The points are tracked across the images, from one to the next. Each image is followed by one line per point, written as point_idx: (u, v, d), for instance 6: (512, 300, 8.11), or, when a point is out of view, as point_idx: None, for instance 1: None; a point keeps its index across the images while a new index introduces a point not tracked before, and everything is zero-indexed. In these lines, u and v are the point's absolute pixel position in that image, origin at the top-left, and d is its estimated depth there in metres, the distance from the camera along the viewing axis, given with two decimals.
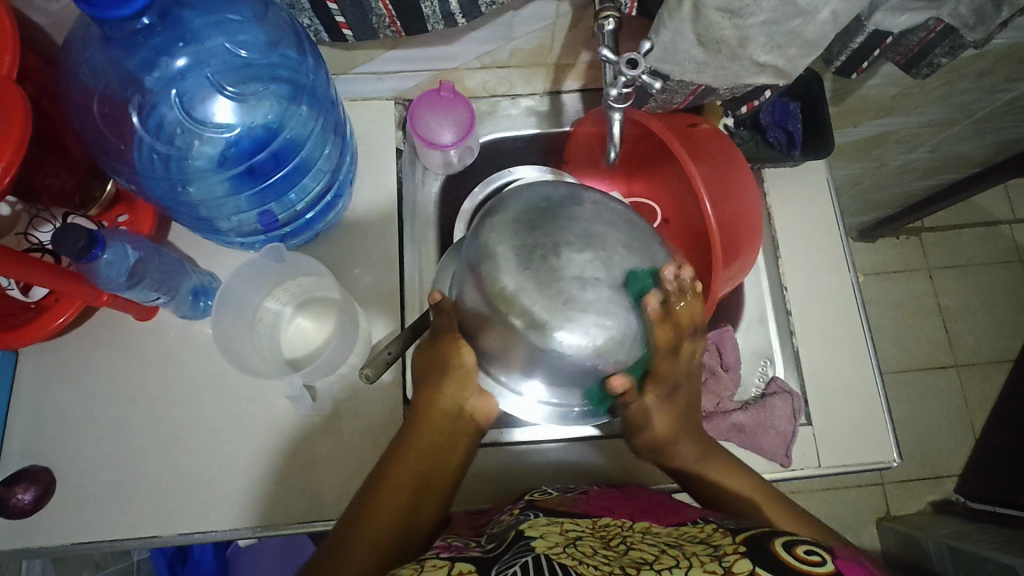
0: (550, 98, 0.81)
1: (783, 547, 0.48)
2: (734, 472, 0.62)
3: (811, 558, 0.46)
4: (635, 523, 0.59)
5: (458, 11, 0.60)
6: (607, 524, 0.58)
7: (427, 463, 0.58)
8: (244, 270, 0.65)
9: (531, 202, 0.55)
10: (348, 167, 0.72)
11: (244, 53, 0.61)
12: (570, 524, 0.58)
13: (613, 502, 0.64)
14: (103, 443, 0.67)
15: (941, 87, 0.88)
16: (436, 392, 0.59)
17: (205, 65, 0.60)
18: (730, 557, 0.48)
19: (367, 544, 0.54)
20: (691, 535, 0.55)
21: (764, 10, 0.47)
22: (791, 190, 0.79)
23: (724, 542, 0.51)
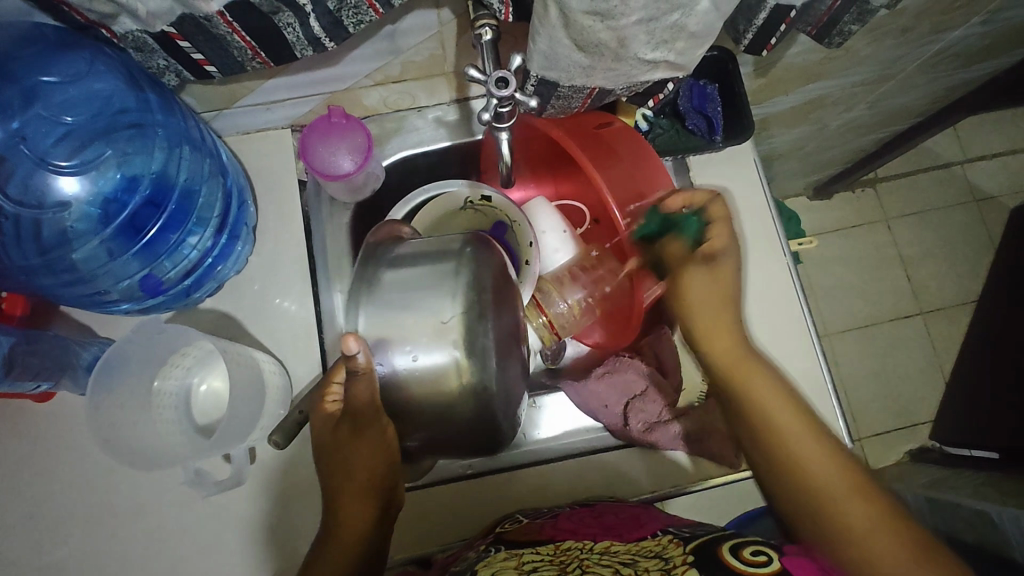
0: (458, 106, 0.74)
1: (730, 551, 0.48)
2: (796, 402, 0.57)
3: (757, 560, 0.47)
4: (595, 543, 0.55)
5: (324, 35, 0.55)
6: (568, 549, 0.54)
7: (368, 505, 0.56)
8: (120, 354, 0.59)
9: (384, 282, 0.45)
10: (241, 207, 0.66)
11: (69, 118, 0.56)
12: (528, 554, 0.54)
13: (579, 524, 0.59)
14: (17, 540, 0.63)
15: (867, 47, 0.85)
16: (353, 475, 0.55)
17: (26, 138, 0.55)
18: (678, 569, 0.47)
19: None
20: (647, 548, 0.53)
21: (636, 8, 0.43)
22: (721, 176, 0.75)
23: (674, 553, 0.50)
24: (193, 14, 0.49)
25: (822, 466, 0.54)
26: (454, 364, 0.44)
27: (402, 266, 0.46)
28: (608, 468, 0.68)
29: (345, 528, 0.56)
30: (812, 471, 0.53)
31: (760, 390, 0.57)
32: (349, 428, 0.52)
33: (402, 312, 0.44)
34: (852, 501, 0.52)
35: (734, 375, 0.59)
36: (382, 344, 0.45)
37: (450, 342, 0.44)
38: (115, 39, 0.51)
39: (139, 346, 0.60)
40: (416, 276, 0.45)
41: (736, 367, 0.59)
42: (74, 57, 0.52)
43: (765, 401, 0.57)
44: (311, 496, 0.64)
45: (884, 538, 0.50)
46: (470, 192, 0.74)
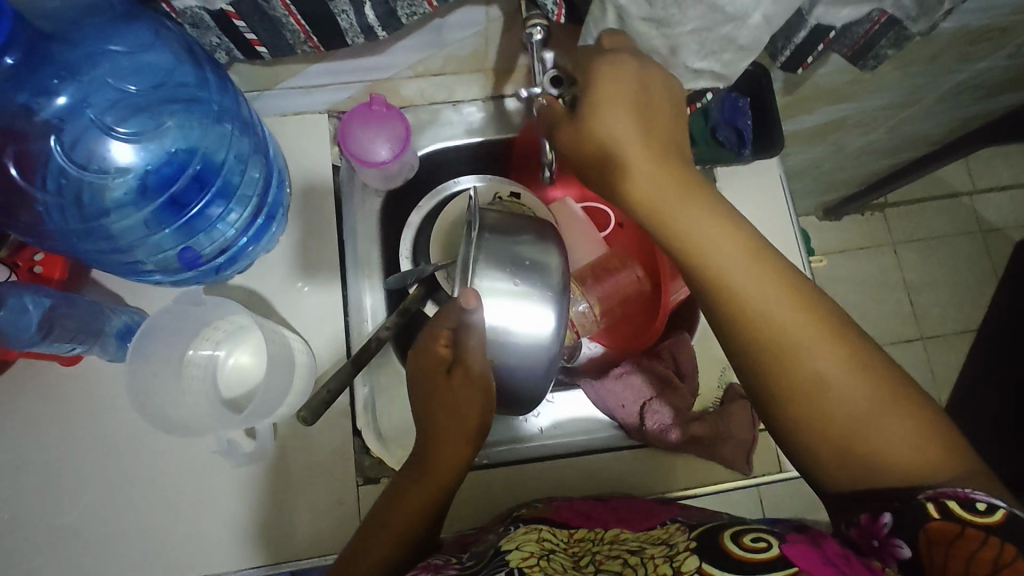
0: (492, 103, 0.75)
1: (732, 536, 0.47)
2: (768, 264, 0.47)
3: (757, 545, 0.45)
4: (606, 532, 0.56)
5: (377, 24, 0.56)
6: (581, 538, 0.55)
7: (461, 455, 0.57)
8: (156, 325, 0.60)
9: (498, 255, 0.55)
10: (279, 187, 0.67)
11: (132, 87, 0.56)
12: (547, 533, 0.55)
13: (591, 510, 0.60)
14: (36, 496, 0.64)
15: (893, 72, 0.86)
16: (446, 436, 0.57)
17: (88, 103, 0.55)
18: (681, 556, 0.47)
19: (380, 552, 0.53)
20: (654, 536, 0.53)
21: (691, 18, 0.45)
22: (747, 190, 0.77)
23: (678, 539, 0.50)
24: None
25: (822, 355, 0.45)
26: (542, 335, 0.55)
27: (501, 239, 0.56)
28: (623, 468, 0.69)
29: (428, 476, 0.56)
30: (797, 348, 0.45)
31: (692, 227, 0.47)
32: (460, 371, 0.55)
33: (508, 272, 0.55)
34: (847, 405, 0.44)
35: (662, 214, 0.48)
36: (493, 294, 0.54)
37: (541, 315, 0.54)
38: (174, 13, 0.51)
39: (172, 320, 0.61)
40: (519, 249, 0.56)
41: (659, 208, 0.48)
42: (141, 27, 0.52)
43: (726, 249, 0.47)
44: (330, 472, 0.65)
45: (855, 411, 0.44)
46: (501, 188, 0.76)
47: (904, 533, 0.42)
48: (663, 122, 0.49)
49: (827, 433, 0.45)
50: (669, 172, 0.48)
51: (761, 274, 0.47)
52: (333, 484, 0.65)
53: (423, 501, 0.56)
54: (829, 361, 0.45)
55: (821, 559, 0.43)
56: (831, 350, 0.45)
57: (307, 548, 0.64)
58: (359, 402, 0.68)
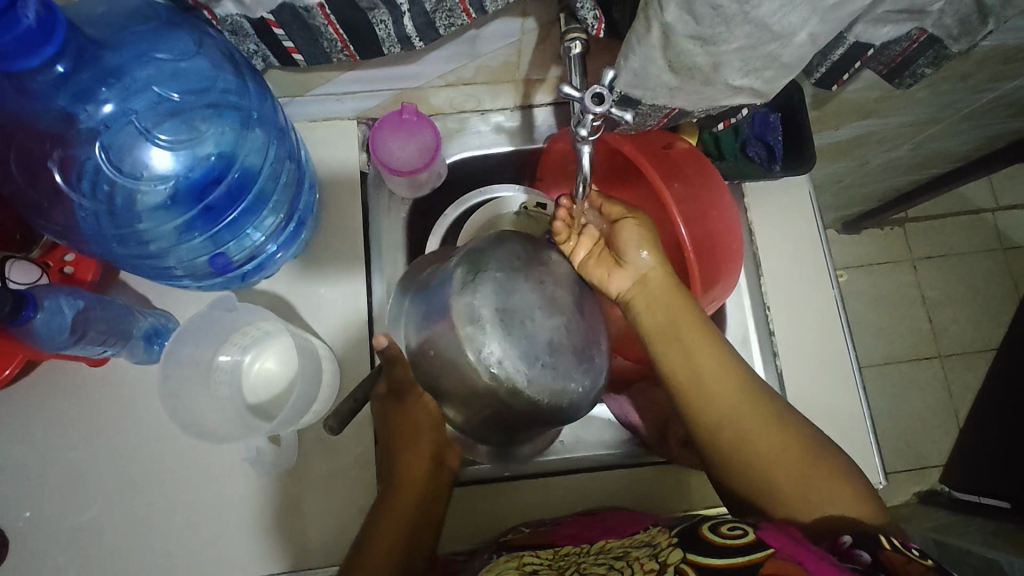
0: (520, 113, 0.76)
1: (708, 529, 0.48)
2: (747, 383, 0.58)
3: (733, 533, 0.46)
4: (592, 545, 0.55)
5: (414, 34, 0.56)
6: (567, 554, 0.54)
7: (423, 478, 0.62)
8: (190, 327, 0.61)
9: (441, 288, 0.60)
10: (309, 192, 0.67)
11: (176, 95, 0.56)
12: (530, 557, 0.54)
13: (578, 530, 0.59)
14: (61, 496, 0.64)
15: (924, 89, 0.85)
16: (409, 460, 0.62)
17: (132, 111, 0.55)
18: (665, 551, 0.48)
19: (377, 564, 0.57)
20: (638, 540, 0.53)
21: (737, 36, 0.44)
22: (775, 207, 0.76)
23: (660, 539, 0.50)
24: (294, 4, 0.50)
25: (760, 445, 0.56)
26: (496, 344, 0.57)
27: (500, 279, 0.57)
28: (642, 484, 0.69)
29: (397, 495, 0.61)
30: (761, 457, 0.55)
31: (691, 347, 0.59)
32: (394, 401, 0.63)
33: (502, 319, 0.57)
34: (761, 432, 0.56)
35: (676, 343, 0.59)
36: (487, 345, 0.57)
37: (487, 328, 0.57)
38: (215, 21, 0.52)
39: (204, 325, 0.62)
40: (518, 289, 0.57)
41: (667, 322, 0.59)
42: (184, 34, 0.53)
43: (680, 319, 0.59)
44: (351, 481, 0.65)
45: (749, 424, 0.57)
46: (527, 199, 0.76)
47: (862, 545, 0.47)
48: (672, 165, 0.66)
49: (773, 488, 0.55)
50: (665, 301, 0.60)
51: (736, 386, 0.58)
52: (353, 493, 0.65)
53: (400, 527, 0.59)
54: (772, 446, 0.55)
55: (794, 542, 0.45)
56: (761, 424, 0.57)
57: (325, 557, 0.64)
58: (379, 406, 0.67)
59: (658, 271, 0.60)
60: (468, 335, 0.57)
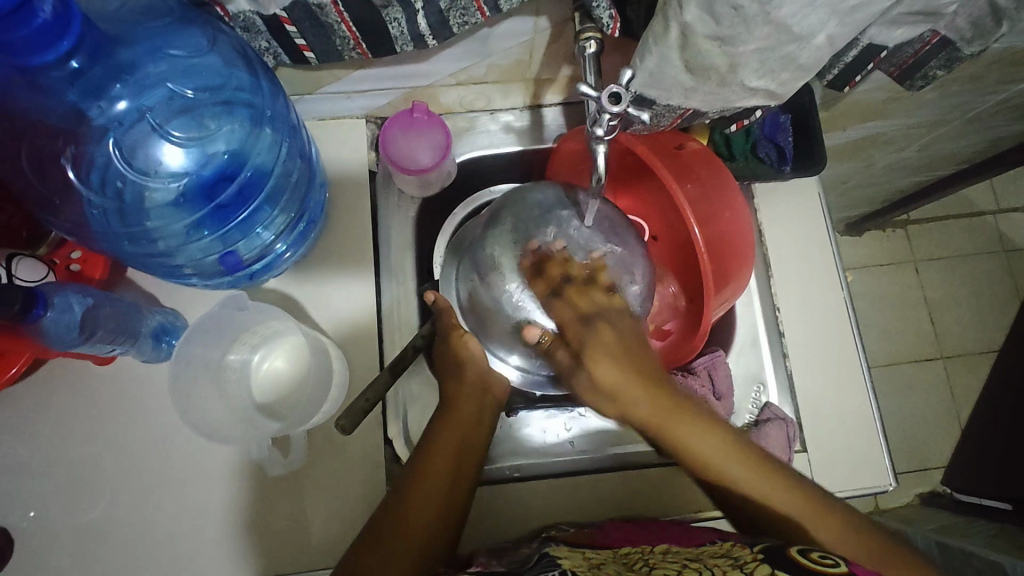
0: (530, 112, 0.76)
1: (798, 552, 0.49)
2: (759, 467, 0.56)
3: (826, 561, 0.47)
4: (655, 547, 0.55)
5: (427, 32, 0.56)
6: (628, 552, 0.54)
7: (471, 429, 0.61)
8: (200, 329, 0.61)
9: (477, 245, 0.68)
10: (319, 192, 0.67)
11: (188, 92, 0.56)
12: (592, 552, 0.54)
13: (629, 533, 0.60)
14: (67, 496, 0.64)
15: (933, 91, 0.85)
16: (455, 406, 0.62)
17: (145, 108, 0.55)
18: (751, 564, 0.47)
19: (417, 522, 0.54)
20: (711, 551, 0.52)
21: (756, 37, 0.44)
22: (785, 208, 0.76)
23: (742, 553, 0.50)
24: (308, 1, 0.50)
25: (798, 528, 0.54)
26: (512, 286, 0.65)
27: (517, 229, 0.65)
28: (655, 485, 0.68)
29: (439, 453, 0.58)
30: (806, 541, 0.54)
31: (688, 444, 0.57)
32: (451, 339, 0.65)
33: (521, 265, 0.65)
34: (792, 520, 0.54)
35: (672, 434, 0.58)
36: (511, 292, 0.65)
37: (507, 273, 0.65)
38: (227, 18, 0.51)
39: (217, 322, 0.62)
40: (535, 235, 0.65)
41: (663, 425, 0.58)
42: (198, 31, 0.53)
43: (678, 424, 0.57)
44: (360, 481, 0.65)
45: (773, 500, 0.55)
46: None
47: None
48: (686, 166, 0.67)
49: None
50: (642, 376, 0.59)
51: (740, 462, 0.56)
52: (362, 493, 0.65)
53: (440, 477, 0.56)
54: (816, 528, 0.54)
55: None
56: (779, 492, 0.55)
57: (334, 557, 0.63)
58: (392, 408, 0.68)
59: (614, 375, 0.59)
60: (497, 284, 0.65)
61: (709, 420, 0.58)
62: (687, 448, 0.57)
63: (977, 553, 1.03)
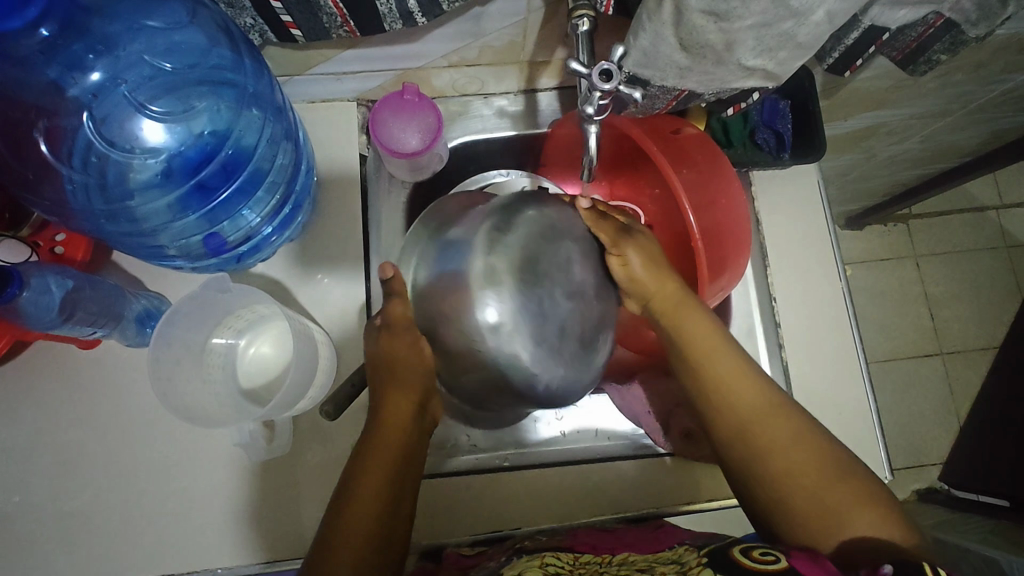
0: (524, 97, 0.75)
1: (740, 551, 0.47)
2: (762, 384, 0.55)
3: (766, 558, 0.45)
4: (614, 556, 0.53)
5: (417, 10, 0.54)
6: (587, 562, 0.53)
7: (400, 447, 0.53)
8: (179, 312, 0.58)
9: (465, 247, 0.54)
10: (307, 174, 0.65)
11: (169, 65, 0.55)
12: (550, 556, 0.53)
13: (597, 540, 0.58)
14: (50, 481, 0.63)
15: (935, 79, 0.83)
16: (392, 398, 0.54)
17: (123, 80, 0.54)
18: (693, 569, 0.46)
19: (359, 531, 0.49)
20: (665, 556, 0.51)
21: (753, 12, 0.42)
22: (783, 196, 0.75)
23: (689, 557, 0.49)
24: None
25: (788, 444, 0.51)
26: (498, 316, 0.51)
27: (529, 242, 0.52)
28: (639, 480, 0.67)
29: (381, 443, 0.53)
30: (783, 455, 0.51)
31: (685, 326, 0.56)
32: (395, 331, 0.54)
33: (511, 287, 0.51)
34: (782, 452, 0.51)
35: (697, 356, 0.56)
36: (486, 313, 0.51)
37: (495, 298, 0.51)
38: None
39: (196, 307, 0.59)
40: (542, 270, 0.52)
41: (668, 303, 0.57)
42: (178, 5, 0.52)
43: (674, 302, 0.57)
44: (347, 470, 0.64)
45: (765, 412, 0.53)
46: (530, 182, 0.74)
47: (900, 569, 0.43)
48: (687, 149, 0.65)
49: (810, 501, 0.50)
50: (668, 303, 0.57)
51: (751, 385, 0.54)
52: None
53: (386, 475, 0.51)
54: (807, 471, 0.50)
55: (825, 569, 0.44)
56: (784, 421, 0.52)
57: None
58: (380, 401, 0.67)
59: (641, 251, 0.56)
60: (478, 295, 0.52)
61: (718, 332, 0.57)
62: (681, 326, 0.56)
63: (978, 552, 1.02)
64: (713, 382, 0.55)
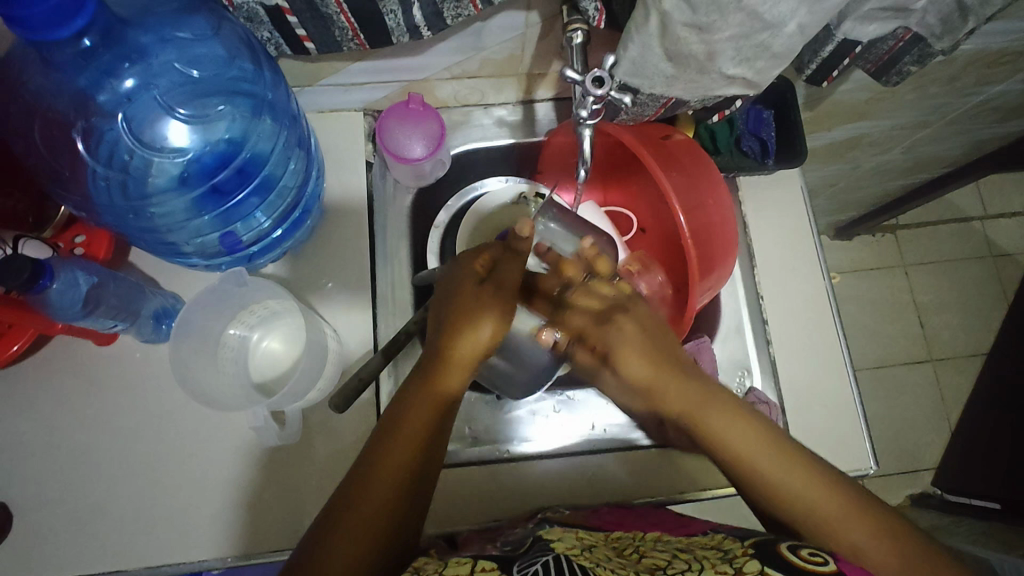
0: (522, 107, 0.79)
1: (788, 548, 0.48)
2: (753, 425, 0.56)
3: (815, 558, 0.46)
4: (646, 534, 0.56)
5: (423, 24, 0.58)
6: (619, 538, 0.55)
7: (420, 436, 0.53)
8: (203, 299, 0.63)
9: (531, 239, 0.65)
10: (315, 181, 0.69)
11: (195, 72, 0.58)
12: (584, 533, 0.55)
13: (623, 517, 0.61)
14: (64, 473, 0.65)
15: (911, 92, 0.88)
16: (444, 375, 0.56)
17: (154, 85, 0.58)
18: (739, 559, 0.48)
19: (371, 504, 0.49)
20: (701, 542, 0.53)
21: (731, 25, 0.47)
22: (768, 200, 0.79)
23: (732, 546, 0.51)
24: None
25: (783, 474, 0.54)
26: None
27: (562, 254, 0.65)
28: (639, 469, 0.70)
29: (409, 428, 0.53)
30: (792, 496, 0.53)
31: (664, 376, 0.59)
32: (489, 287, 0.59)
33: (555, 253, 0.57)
34: (790, 494, 0.53)
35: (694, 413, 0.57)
36: None
37: None
38: (231, 6, 0.54)
39: (213, 298, 0.63)
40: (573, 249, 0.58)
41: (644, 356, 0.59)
42: (203, 19, 0.55)
43: (654, 354, 0.59)
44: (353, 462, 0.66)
45: (762, 457, 0.54)
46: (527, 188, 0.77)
47: None
48: (677, 155, 0.69)
49: (823, 538, 0.52)
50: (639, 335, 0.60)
51: (748, 431, 0.56)
52: None
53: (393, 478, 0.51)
54: (822, 503, 0.52)
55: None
56: (781, 462, 0.54)
57: None
58: (382, 398, 0.69)
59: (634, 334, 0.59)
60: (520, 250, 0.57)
61: (692, 382, 0.58)
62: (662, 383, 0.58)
63: None
64: (701, 427, 0.57)
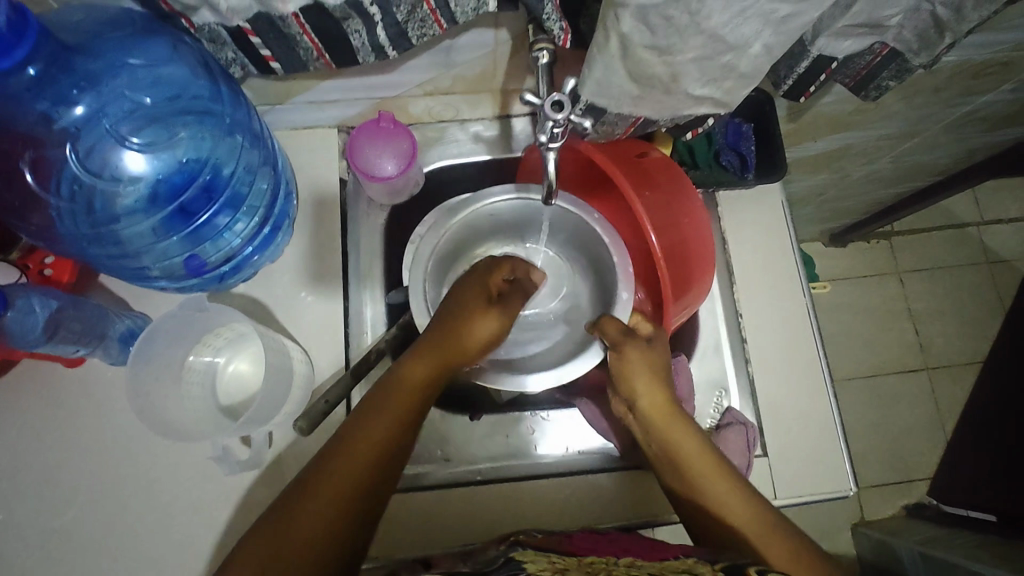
0: (498, 122, 0.76)
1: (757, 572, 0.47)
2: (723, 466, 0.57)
3: None
4: (620, 560, 0.53)
5: (388, 43, 0.57)
6: (593, 563, 0.52)
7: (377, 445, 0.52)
8: (163, 326, 0.62)
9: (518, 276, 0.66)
10: (286, 199, 0.68)
11: (148, 98, 0.59)
12: (556, 556, 0.51)
13: (594, 545, 0.58)
14: (32, 497, 0.64)
15: (895, 103, 0.86)
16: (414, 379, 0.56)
17: (106, 113, 0.57)
18: None
19: (317, 520, 0.47)
20: (674, 564, 0.51)
21: (692, 47, 0.46)
22: (747, 216, 0.78)
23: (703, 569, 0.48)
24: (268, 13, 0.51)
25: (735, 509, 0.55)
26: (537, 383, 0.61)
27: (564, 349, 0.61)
28: (616, 491, 0.69)
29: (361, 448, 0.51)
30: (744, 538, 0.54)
31: (676, 441, 0.58)
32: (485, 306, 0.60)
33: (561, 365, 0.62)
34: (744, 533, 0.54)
35: (686, 471, 0.57)
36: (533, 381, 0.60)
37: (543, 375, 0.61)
38: (192, 29, 0.53)
39: (177, 323, 0.63)
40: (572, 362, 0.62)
41: (658, 420, 0.59)
42: (162, 41, 0.55)
43: (668, 419, 0.59)
44: None
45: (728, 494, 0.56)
46: None
47: None
48: (648, 172, 0.68)
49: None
50: (662, 410, 0.59)
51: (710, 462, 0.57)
52: None
53: (334, 503, 0.49)
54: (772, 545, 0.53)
55: None
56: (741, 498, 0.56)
57: None
58: None
59: (661, 397, 0.59)
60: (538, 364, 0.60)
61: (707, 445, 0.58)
62: (676, 446, 0.58)
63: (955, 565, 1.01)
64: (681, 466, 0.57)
